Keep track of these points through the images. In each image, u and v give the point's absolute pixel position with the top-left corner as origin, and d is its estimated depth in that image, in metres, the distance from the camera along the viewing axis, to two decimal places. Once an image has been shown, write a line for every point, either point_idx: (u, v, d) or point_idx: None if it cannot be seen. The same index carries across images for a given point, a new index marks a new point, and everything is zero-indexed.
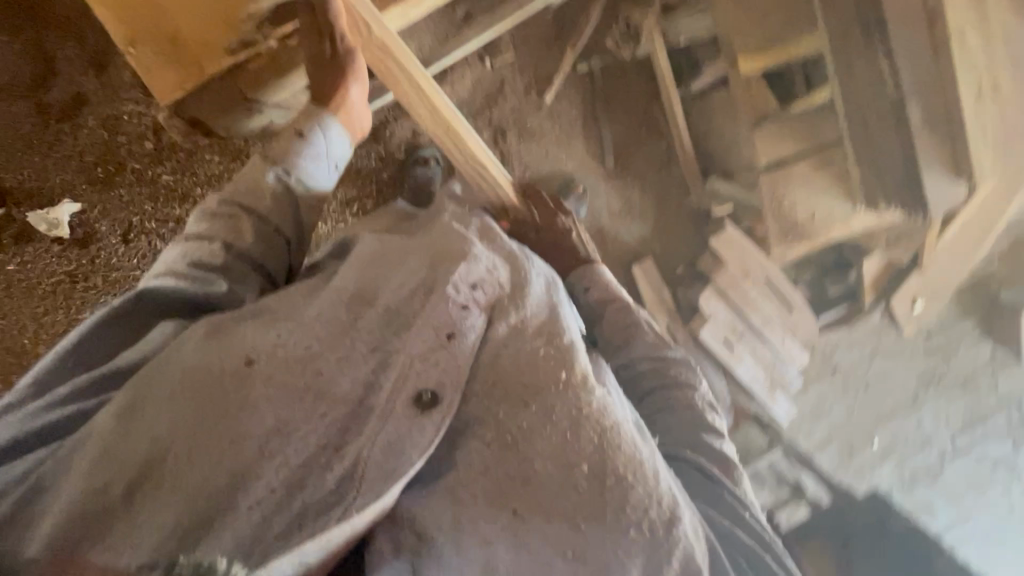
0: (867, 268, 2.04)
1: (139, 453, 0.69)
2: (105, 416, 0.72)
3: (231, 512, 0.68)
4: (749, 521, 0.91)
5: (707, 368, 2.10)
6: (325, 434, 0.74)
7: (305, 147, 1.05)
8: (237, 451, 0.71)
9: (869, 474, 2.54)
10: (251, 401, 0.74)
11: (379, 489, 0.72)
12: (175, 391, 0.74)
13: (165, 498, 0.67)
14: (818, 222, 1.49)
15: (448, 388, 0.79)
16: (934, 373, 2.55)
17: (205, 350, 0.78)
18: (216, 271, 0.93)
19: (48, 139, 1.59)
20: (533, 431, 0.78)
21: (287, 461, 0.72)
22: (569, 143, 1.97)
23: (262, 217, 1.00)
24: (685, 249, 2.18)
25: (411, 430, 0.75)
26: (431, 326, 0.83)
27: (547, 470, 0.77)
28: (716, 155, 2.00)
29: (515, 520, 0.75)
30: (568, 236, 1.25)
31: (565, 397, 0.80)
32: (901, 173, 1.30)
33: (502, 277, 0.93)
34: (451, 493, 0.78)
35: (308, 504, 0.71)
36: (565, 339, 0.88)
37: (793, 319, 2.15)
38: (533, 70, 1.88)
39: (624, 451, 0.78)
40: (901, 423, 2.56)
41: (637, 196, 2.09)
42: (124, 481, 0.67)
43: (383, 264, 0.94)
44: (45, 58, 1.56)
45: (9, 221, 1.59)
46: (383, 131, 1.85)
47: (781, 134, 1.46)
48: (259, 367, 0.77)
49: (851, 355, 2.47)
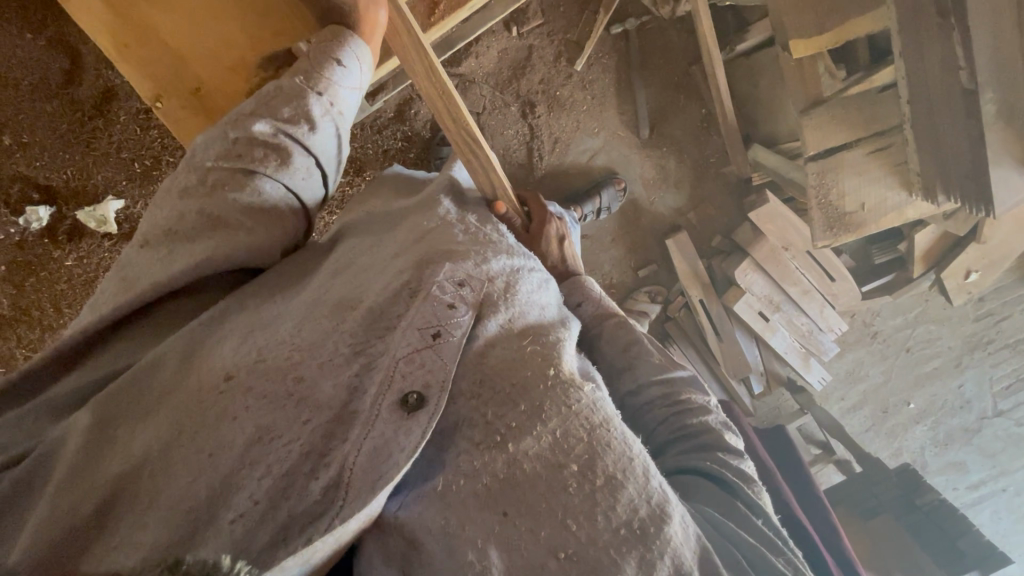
0: (919, 240, 1.92)
1: (113, 470, 0.61)
2: (75, 432, 0.64)
3: (213, 525, 0.60)
4: (760, 526, 0.82)
5: (743, 339, 2.13)
6: (309, 441, 0.65)
7: (338, 69, 0.84)
8: (217, 462, 0.62)
9: (902, 436, 2.58)
10: (229, 411, 0.65)
11: (367, 496, 0.62)
12: (154, 406, 0.67)
13: (144, 517, 0.59)
14: (868, 213, 1.37)
15: (435, 388, 0.68)
16: (983, 338, 2.45)
17: (181, 373, 0.69)
18: (259, 216, 0.78)
19: (85, 137, 1.61)
20: (524, 430, 0.70)
21: (270, 469, 0.62)
22: (600, 112, 1.87)
23: (307, 148, 0.81)
24: (724, 216, 2.08)
25: (398, 434, 0.66)
26: (415, 327, 0.72)
27: (533, 470, 0.69)
28: (759, 119, 1.86)
29: (504, 522, 0.67)
30: (546, 237, 1.04)
31: (552, 393, 0.73)
32: (964, 129, 1.07)
33: (495, 271, 0.82)
34: (445, 497, 0.68)
35: (295, 516, 0.62)
36: (552, 337, 0.80)
37: (834, 288, 2.06)
38: (564, 35, 1.76)
39: (612, 451, 0.71)
40: (942, 386, 2.52)
41: (674, 164, 1.99)
42: (98, 498, 0.60)
43: (358, 271, 0.81)
44: (69, 51, 1.54)
45: (61, 218, 1.66)
46: (408, 110, 1.80)
47: (834, 121, 1.35)
48: (238, 380, 0.67)
49: (893, 321, 2.39)
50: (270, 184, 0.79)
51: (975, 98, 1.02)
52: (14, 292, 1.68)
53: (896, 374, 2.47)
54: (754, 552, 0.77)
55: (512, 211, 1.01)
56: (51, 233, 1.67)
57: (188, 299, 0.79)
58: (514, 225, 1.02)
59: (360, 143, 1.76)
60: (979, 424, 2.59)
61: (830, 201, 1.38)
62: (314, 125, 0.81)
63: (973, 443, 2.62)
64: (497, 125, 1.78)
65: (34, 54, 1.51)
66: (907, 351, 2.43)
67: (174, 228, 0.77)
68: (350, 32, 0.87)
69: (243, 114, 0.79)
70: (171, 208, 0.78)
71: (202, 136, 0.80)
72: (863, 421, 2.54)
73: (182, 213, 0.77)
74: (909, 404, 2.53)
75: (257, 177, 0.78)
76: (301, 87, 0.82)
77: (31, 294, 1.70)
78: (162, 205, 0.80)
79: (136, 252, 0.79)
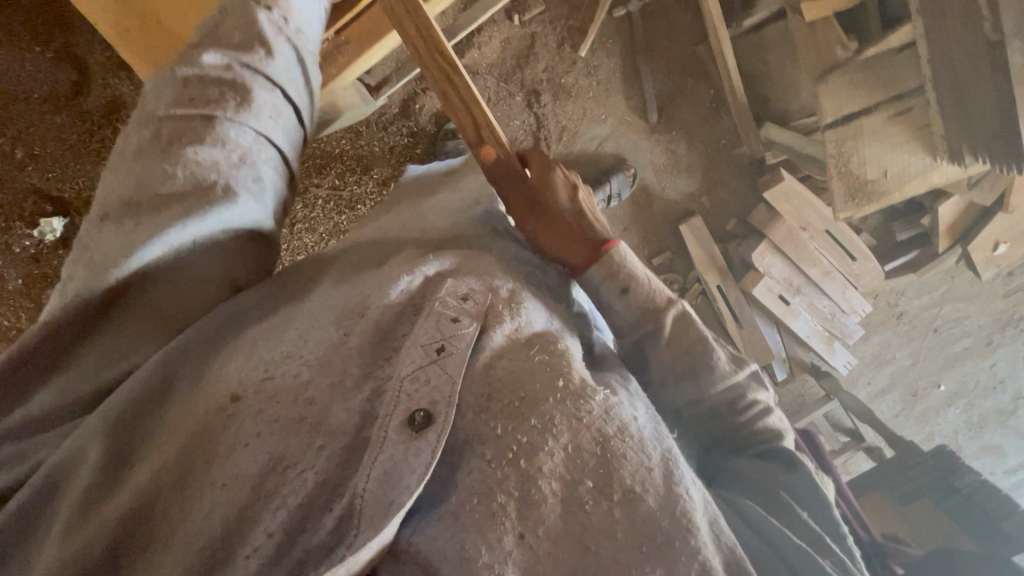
0: (943, 213, 1.86)
1: (124, 505, 0.59)
2: (87, 464, 0.61)
3: (230, 565, 0.58)
4: (810, 526, 0.77)
5: (763, 325, 2.08)
6: (323, 470, 0.63)
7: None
8: (231, 494, 0.60)
9: (934, 419, 2.50)
10: (240, 439, 0.63)
11: (379, 523, 0.60)
12: (166, 434, 0.64)
13: (163, 555, 0.58)
14: (890, 180, 1.34)
15: (442, 403, 0.66)
16: (1013, 314, 2.37)
17: (189, 398, 0.67)
18: (228, 168, 0.76)
19: (95, 147, 1.63)
20: (535, 446, 0.67)
21: (285, 502, 0.60)
22: (607, 99, 1.84)
23: (267, 76, 0.82)
24: (738, 200, 2.03)
25: (408, 456, 0.64)
26: (418, 344, 0.71)
27: (548, 492, 0.65)
28: (771, 98, 1.83)
29: (522, 544, 0.63)
30: (553, 187, 0.93)
31: (563, 406, 0.69)
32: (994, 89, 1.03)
33: (504, 287, 0.81)
34: (460, 516, 0.64)
35: (309, 551, 0.60)
36: (561, 345, 0.77)
37: (856, 268, 2.01)
38: (567, 21, 1.74)
39: (628, 463, 0.67)
40: (973, 366, 2.43)
41: (684, 149, 1.95)
42: (108, 538, 0.57)
43: (361, 283, 0.79)
44: (76, 63, 1.56)
45: (75, 229, 1.67)
46: (412, 105, 1.79)
47: (851, 86, 1.29)
48: (246, 402, 0.64)
49: (919, 300, 2.31)
50: (231, 130, 0.77)
51: (1001, 50, 1.00)
52: (28, 305, 1.69)
53: (925, 356, 2.39)
54: (805, 558, 0.70)
55: (507, 158, 0.94)
56: (66, 243, 1.68)
57: (172, 277, 0.74)
58: (511, 172, 0.94)
59: (366, 141, 1.76)
60: (1014, 404, 2.51)
61: (852, 170, 1.34)
62: (270, 48, 0.82)
63: (1008, 424, 2.54)
64: (503, 117, 1.75)
65: (44, 67, 1.55)
66: (934, 331, 2.35)
67: (137, 198, 0.73)
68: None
69: (192, 50, 0.80)
70: (129, 174, 0.75)
71: (158, 86, 0.79)
72: (892, 406, 2.46)
73: (144, 178, 0.73)
74: (940, 386, 2.45)
75: (217, 122, 0.76)
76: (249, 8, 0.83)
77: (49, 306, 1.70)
78: (120, 173, 0.76)
79: (98, 227, 0.74)
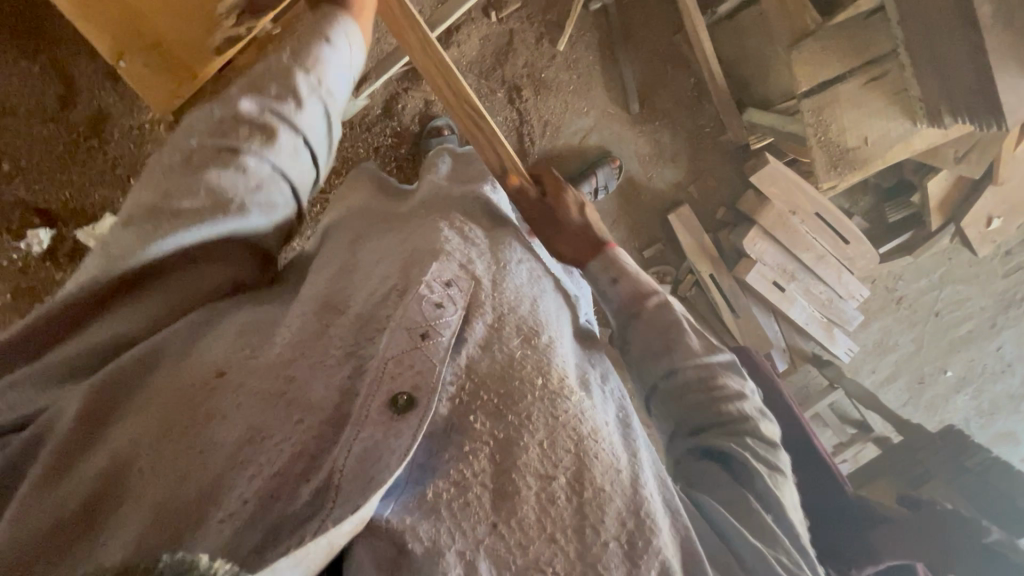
0: (932, 190, 1.85)
1: (101, 465, 0.57)
2: (63, 420, 0.59)
3: (201, 527, 0.55)
4: (769, 526, 0.76)
5: (760, 313, 2.05)
6: (300, 442, 0.61)
7: (328, 50, 0.85)
8: (207, 460, 0.59)
9: (944, 407, 2.43)
10: (221, 408, 0.62)
11: (357, 500, 0.57)
12: (147, 400, 0.63)
13: (132, 514, 0.55)
14: (872, 146, 1.43)
15: (425, 390, 0.65)
16: (1014, 295, 2.34)
17: (175, 365, 0.66)
18: (247, 195, 0.74)
19: (81, 157, 1.61)
20: (512, 441, 0.68)
21: (260, 471, 0.58)
22: (588, 91, 1.85)
23: (295, 126, 0.80)
24: (726, 189, 2.03)
25: (388, 437, 0.61)
26: (403, 327, 0.69)
27: (524, 483, 0.66)
28: (751, 84, 1.84)
29: (495, 533, 0.63)
30: (565, 203, 1.02)
31: (541, 403, 0.71)
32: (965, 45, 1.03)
33: (480, 271, 0.82)
34: (436, 507, 0.62)
35: (285, 517, 0.57)
36: (542, 339, 0.80)
37: (849, 251, 1.98)
38: (544, 17, 1.76)
39: (600, 463, 0.70)
40: (979, 350, 2.38)
41: (669, 139, 1.95)
42: (82, 495, 0.55)
43: (346, 273, 0.80)
44: (61, 75, 1.56)
45: (62, 240, 1.64)
46: (395, 105, 1.80)
47: (823, 52, 1.36)
48: (230, 376, 0.65)
49: (917, 284, 2.28)
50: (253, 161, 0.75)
51: None
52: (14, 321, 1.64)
53: (928, 342, 2.34)
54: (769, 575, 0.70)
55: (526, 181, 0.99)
56: (52, 255, 1.64)
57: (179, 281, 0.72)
58: (527, 191, 1.00)
59: (351, 143, 1.76)
60: None
61: (834, 139, 1.43)
62: (301, 102, 0.80)
63: (1020, 409, 2.48)
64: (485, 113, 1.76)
65: (30, 81, 1.54)
66: (936, 315, 2.31)
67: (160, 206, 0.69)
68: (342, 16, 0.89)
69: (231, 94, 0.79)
70: (153, 188, 0.71)
71: (192, 116, 0.78)
72: (900, 395, 2.39)
73: (164, 191, 0.71)
74: (946, 372, 2.39)
75: (240, 154, 0.75)
76: (288, 64, 0.82)
77: None
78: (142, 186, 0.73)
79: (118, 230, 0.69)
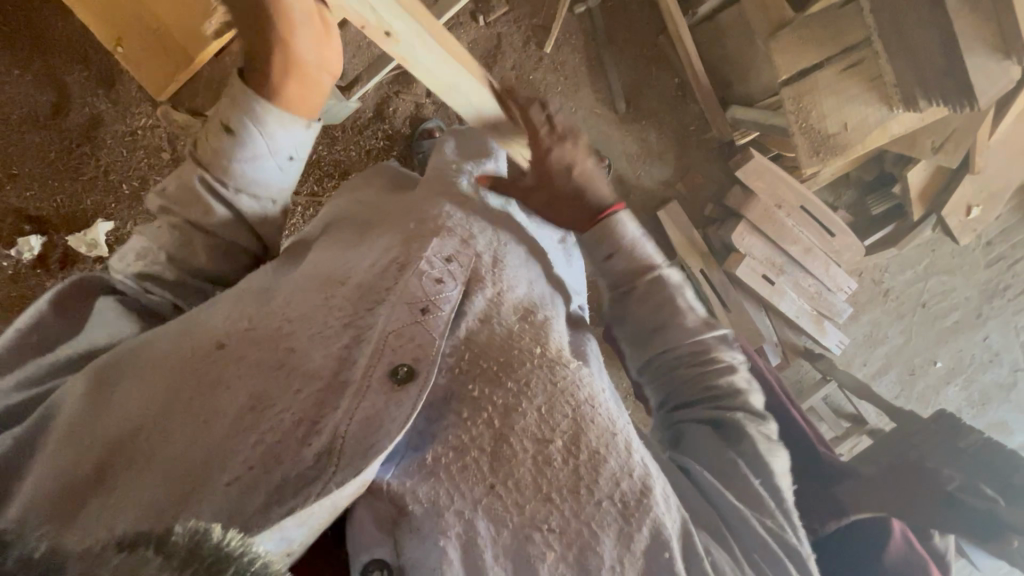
0: (913, 180, 1.91)
1: (111, 431, 0.58)
2: (70, 395, 0.62)
3: (206, 487, 0.56)
4: (746, 484, 0.86)
5: (750, 307, 2.08)
6: (300, 409, 0.62)
7: (240, 150, 0.79)
8: (212, 427, 0.60)
9: (936, 398, 2.46)
10: (222, 378, 0.63)
11: (358, 464, 0.58)
12: (149, 369, 0.64)
13: (144, 472, 0.56)
14: (851, 133, 1.46)
15: (425, 360, 0.65)
16: (997, 285, 2.39)
17: (177, 338, 0.68)
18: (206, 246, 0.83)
19: (73, 164, 1.61)
20: (511, 408, 0.68)
21: (263, 436, 0.60)
22: (575, 92, 1.89)
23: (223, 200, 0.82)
24: (713, 185, 2.07)
25: (389, 405, 0.62)
26: (403, 303, 0.69)
27: (521, 445, 0.67)
28: (734, 82, 1.90)
29: (492, 494, 0.65)
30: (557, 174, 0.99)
31: (539, 370, 0.72)
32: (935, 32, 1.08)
33: (481, 246, 0.82)
34: (435, 470, 0.64)
35: (288, 478, 0.58)
36: (540, 316, 0.81)
37: (836, 244, 2.02)
38: (531, 20, 1.81)
39: (596, 424, 0.71)
40: (967, 340, 2.42)
41: (656, 137, 2.00)
42: (95, 457, 0.56)
43: (341, 250, 0.82)
44: (53, 83, 1.56)
45: (54, 246, 1.62)
46: (387, 108, 1.82)
47: (801, 40, 1.47)
48: (230, 347, 0.66)
49: (903, 276, 2.33)
50: (221, 207, 0.82)
51: None
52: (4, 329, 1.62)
53: (917, 332, 2.38)
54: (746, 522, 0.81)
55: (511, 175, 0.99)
56: (44, 262, 1.62)
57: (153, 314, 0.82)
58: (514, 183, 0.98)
59: (343, 146, 1.78)
60: (1013, 377, 2.48)
61: (813, 125, 1.49)
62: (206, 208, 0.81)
63: (1010, 399, 2.51)
64: None
65: (24, 89, 1.55)
66: (923, 306, 2.36)
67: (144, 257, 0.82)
68: (256, 100, 0.77)
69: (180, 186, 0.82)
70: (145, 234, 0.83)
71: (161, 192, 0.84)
72: (891, 387, 2.42)
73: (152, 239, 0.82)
74: (936, 363, 2.42)
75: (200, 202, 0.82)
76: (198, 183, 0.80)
77: None
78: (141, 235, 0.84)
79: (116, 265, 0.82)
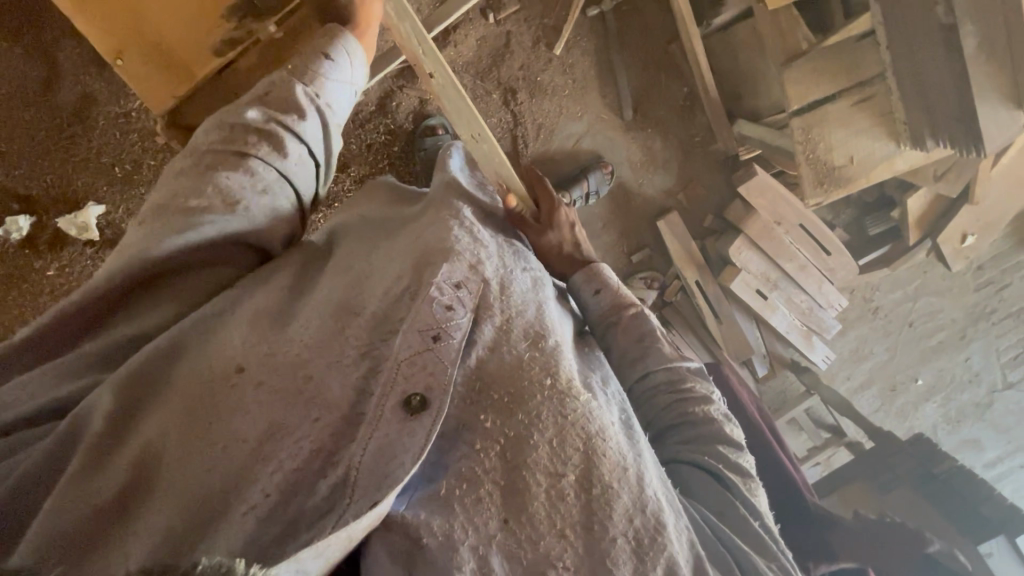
0: (911, 205, 1.92)
1: (131, 457, 0.59)
2: (97, 410, 0.61)
3: (224, 517, 0.57)
4: (735, 515, 0.90)
5: (742, 319, 2.06)
6: (317, 438, 0.62)
7: (330, 66, 0.88)
8: (231, 454, 0.60)
9: (914, 413, 2.52)
10: (242, 403, 0.63)
11: (373, 495, 0.58)
12: (170, 392, 0.65)
13: (163, 501, 0.58)
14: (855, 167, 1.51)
15: (437, 390, 0.65)
16: (984, 308, 2.43)
17: (196, 356, 0.67)
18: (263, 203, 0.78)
19: (65, 143, 1.56)
20: (523, 440, 0.70)
21: (281, 465, 0.60)
22: (583, 94, 1.86)
23: (298, 135, 0.82)
24: (714, 196, 2.07)
25: (403, 435, 0.62)
26: (415, 331, 0.69)
27: (534, 479, 0.69)
28: (744, 94, 1.88)
29: (506, 530, 0.66)
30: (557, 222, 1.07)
31: (550, 402, 0.73)
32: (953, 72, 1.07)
33: (489, 271, 0.81)
34: (449, 503, 0.65)
35: (305, 510, 0.59)
36: (550, 341, 0.80)
37: (831, 263, 2.03)
38: (542, 20, 1.77)
39: (608, 460, 0.73)
40: (949, 360, 2.47)
41: (660, 145, 1.98)
42: (117, 483, 0.58)
43: (355, 272, 0.80)
44: (45, 58, 1.50)
45: (43, 228, 1.58)
46: (390, 102, 1.78)
47: (813, 72, 1.44)
48: (249, 373, 0.65)
49: (893, 295, 2.36)
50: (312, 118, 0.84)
51: None
52: None
53: (902, 350, 2.42)
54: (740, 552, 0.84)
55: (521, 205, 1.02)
56: (32, 242, 1.58)
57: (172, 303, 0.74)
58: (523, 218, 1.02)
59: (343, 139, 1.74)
60: (990, 398, 2.55)
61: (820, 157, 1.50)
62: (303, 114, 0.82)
63: (986, 418, 2.57)
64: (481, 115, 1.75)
65: (14, 62, 1.48)
66: (910, 325, 2.40)
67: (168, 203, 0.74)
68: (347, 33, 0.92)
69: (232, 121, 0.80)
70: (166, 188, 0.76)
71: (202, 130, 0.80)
72: (872, 401, 2.48)
73: (177, 189, 0.75)
74: (918, 380, 2.48)
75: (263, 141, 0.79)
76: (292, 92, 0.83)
77: (13, 307, 1.58)
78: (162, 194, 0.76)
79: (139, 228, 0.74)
